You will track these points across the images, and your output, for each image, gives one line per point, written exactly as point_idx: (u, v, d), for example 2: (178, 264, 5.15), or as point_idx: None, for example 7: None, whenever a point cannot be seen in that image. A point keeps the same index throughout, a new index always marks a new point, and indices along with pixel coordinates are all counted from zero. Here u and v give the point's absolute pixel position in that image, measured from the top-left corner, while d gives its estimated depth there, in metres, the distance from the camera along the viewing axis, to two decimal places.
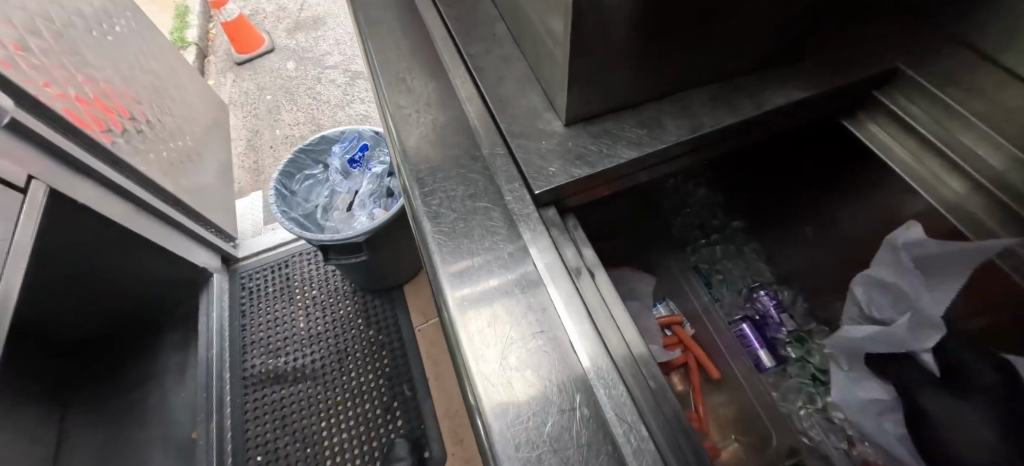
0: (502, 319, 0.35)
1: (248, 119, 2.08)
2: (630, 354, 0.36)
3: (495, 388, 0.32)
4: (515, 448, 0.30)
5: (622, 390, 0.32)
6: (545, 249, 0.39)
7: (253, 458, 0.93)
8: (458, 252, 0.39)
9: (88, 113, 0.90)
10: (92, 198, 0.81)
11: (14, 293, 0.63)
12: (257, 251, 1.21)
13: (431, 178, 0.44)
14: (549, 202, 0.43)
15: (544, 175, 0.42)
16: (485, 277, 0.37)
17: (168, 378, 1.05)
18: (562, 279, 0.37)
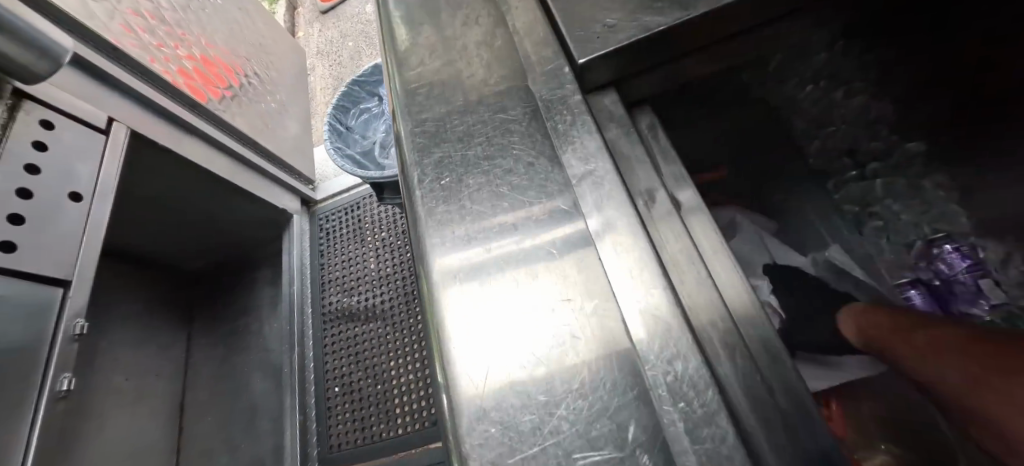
0: (493, 288, 0.35)
1: (333, 67, 2.11)
2: (717, 299, 0.33)
3: (476, 377, 0.33)
4: (485, 434, 0.31)
5: (699, 363, 0.29)
6: (614, 189, 0.37)
7: (332, 388, 0.98)
8: (443, 234, 0.39)
9: (185, 77, 0.93)
10: (185, 147, 0.88)
11: (101, 225, 0.68)
12: (334, 192, 1.23)
13: (437, 144, 0.44)
14: (609, 84, 0.44)
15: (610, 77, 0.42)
16: (487, 241, 0.37)
17: (262, 310, 1.15)
18: (632, 218, 0.35)
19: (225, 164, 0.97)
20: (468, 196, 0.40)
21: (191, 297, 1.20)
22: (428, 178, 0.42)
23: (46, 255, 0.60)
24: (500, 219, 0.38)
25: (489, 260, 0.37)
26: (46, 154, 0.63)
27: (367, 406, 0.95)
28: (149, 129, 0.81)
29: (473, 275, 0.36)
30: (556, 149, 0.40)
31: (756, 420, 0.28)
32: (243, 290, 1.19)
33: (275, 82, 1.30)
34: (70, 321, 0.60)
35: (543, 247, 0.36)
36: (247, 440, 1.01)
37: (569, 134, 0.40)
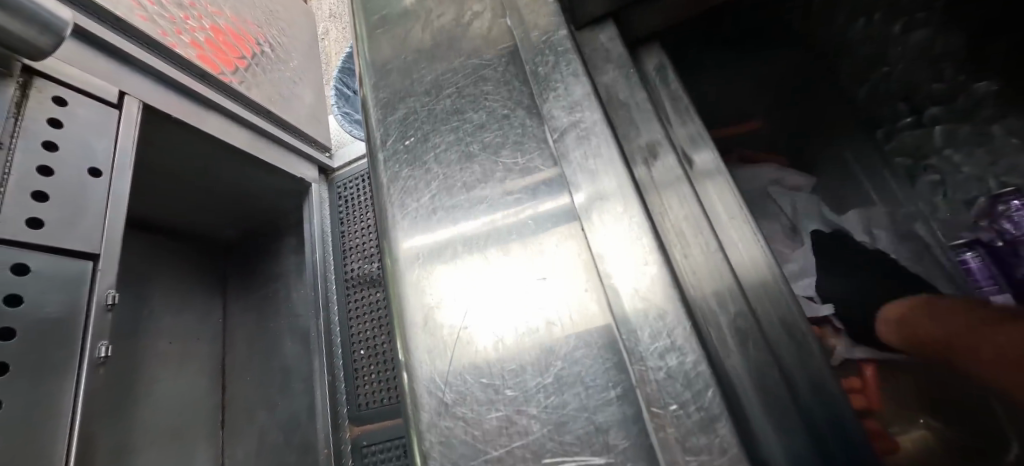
0: (448, 259, 0.49)
1: (346, 30, 2.04)
2: (678, 234, 0.44)
3: (432, 351, 0.46)
4: (434, 376, 0.45)
5: (671, 307, 0.38)
6: (605, 149, 0.45)
7: (358, 351, 1.01)
8: (412, 230, 0.51)
9: (194, 46, 0.92)
10: (217, 128, 0.91)
11: (124, 199, 0.70)
12: (351, 159, 1.21)
13: (414, 130, 0.57)
14: (603, 17, 0.54)
15: (602, 51, 0.53)
16: (450, 224, 0.50)
17: (289, 277, 1.18)
18: (621, 175, 0.44)
19: (244, 136, 0.98)
20: (427, 152, 0.55)
21: (224, 266, 1.25)
22: (396, 143, 0.57)
23: (74, 229, 0.61)
24: (473, 202, 0.51)
25: (449, 242, 0.49)
26: (63, 131, 0.64)
27: (391, 368, 0.97)
28: (192, 117, 0.86)
29: (432, 259, 0.49)
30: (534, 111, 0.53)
31: (754, 392, 0.37)
32: (269, 258, 1.23)
33: (286, 48, 1.26)
34: (104, 290, 0.63)
35: (513, 224, 0.48)
36: (283, 399, 1.07)
37: (553, 78, 0.51)
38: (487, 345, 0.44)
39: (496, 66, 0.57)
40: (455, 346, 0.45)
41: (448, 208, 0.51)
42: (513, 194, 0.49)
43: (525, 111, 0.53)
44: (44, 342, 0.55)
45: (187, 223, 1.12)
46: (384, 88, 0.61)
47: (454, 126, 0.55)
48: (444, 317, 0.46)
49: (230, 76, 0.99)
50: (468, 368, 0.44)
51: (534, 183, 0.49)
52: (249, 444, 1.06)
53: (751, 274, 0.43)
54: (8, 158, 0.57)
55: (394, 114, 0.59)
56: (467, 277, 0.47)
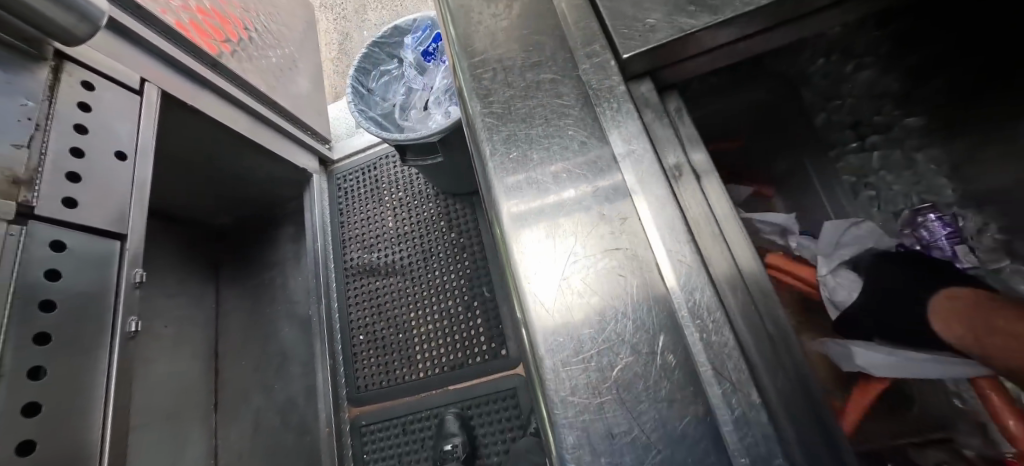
0: (564, 226, 0.32)
1: (338, 22, 1.96)
2: (723, 265, 0.30)
3: (563, 339, 0.29)
4: (571, 388, 0.28)
5: (724, 339, 0.27)
6: (642, 152, 0.32)
7: (357, 336, 1.06)
8: (517, 173, 0.34)
9: (190, 22, 0.90)
10: (213, 109, 0.91)
11: (147, 183, 0.72)
12: (351, 152, 1.26)
13: (491, 76, 0.38)
14: (642, 74, 0.36)
15: (641, 32, 0.34)
16: (549, 186, 0.33)
17: (287, 264, 1.21)
18: (654, 179, 0.31)
19: (243, 120, 0.99)
20: (526, 110, 0.36)
21: (217, 252, 1.25)
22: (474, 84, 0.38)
23: (103, 210, 0.64)
24: (593, 151, 0.33)
25: (561, 198, 0.32)
26: (91, 115, 0.67)
27: (391, 352, 1.02)
28: (192, 97, 0.87)
29: (546, 216, 0.32)
30: (581, 80, 0.36)
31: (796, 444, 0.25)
32: (267, 246, 1.25)
33: (285, 37, 1.27)
34: (130, 270, 0.66)
35: (587, 193, 0.32)
36: (280, 382, 1.11)
37: (613, 116, 0.34)
38: (595, 290, 0.30)
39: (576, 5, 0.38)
40: (568, 300, 0.30)
41: (573, 171, 0.33)
42: (569, 160, 0.34)
43: (598, 137, 0.34)
44: (74, 317, 0.58)
45: (183, 207, 1.11)
46: (487, 104, 0.37)
47: (555, 66, 0.37)
48: (557, 296, 0.30)
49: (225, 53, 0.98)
50: (580, 324, 0.29)
51: (591, 161, 0.33)
52: (243, 427, 1.08)
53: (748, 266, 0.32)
54: (45, 138, 0.60)
55: (511, 142, 0.35)
56: (579, 248, 0.31)
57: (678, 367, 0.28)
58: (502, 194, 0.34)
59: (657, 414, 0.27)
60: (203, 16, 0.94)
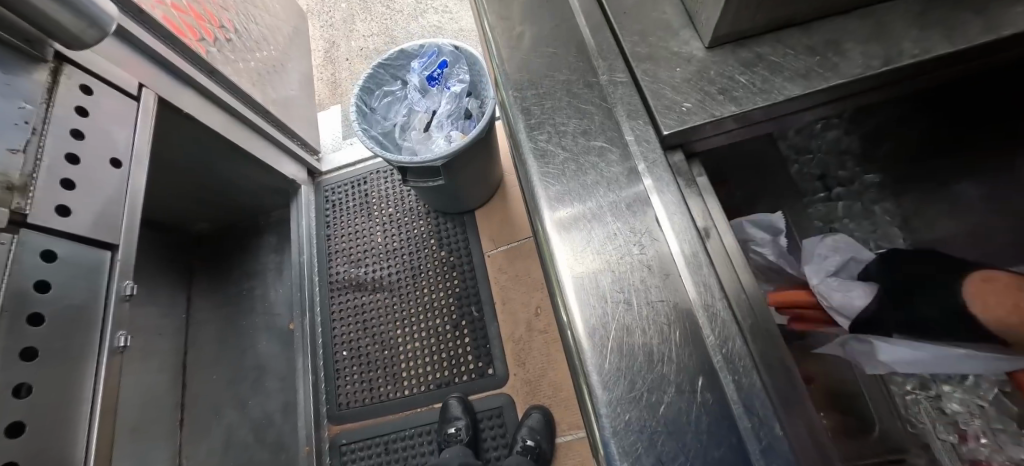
0: (612, 262, 0.25)
1: (323, 28, 1.88)
2: (753, 314, 0.25)
3: (615, 379, 0.23)
4: (626, 421, 0.22)
5: (756, 379, 0.22)
6: (666, 188, 0.27)
7: (340, 352, 1.05)
8: (567, 192, 0.28)
9: (183, 21, 0.85)
10: (196, 108, 0.85)
11: (141, 192, 0.71)
12: (340, 165, 1.25)
13: (538, 107, 0.30)
14: (677, 143, 0.29)
15: (676, 113, 0.28)
16: (592, 217, 0.27)
17: (269, 274, 1.19)
18: (684, 225, 0.26)
19: (221, 119, 0.92)
20: (566, 137, 0.29)
21: (192, 259, 1.21)
22: (510, 100, 0.31)
23: (95, 220, 0.63)
24: (638, 183, 0.27)
25: (608, 227, 0.26)
26: (88, 120, 0.65)
27: (375, 368, 1.02)
28: (173, 95, 0.81)
29: (589, 243, 0.26)
30: (610, 109, 0.29)
31: None
32: (246, 255, 1.22)
33: (278, 43, 1.25)
34: (120, 282, 0.64)
35: (632, 227, 0.26)
36: (255, 397, 1.08)
37: (656, 152, 0.28)
38: (642, 326, 0.24)
39: (612, 35, 0.32)
40: (619, 344, 0.24)
41: (635, 203, 0.27)
42: (601, 185, 0.27)
43: (624, 164, 0.28)
44: (61, 330, 0.56)
45: (162, 212, 1.07)
46: (534, 139, 0.29)
47: (587, 95, 0.30)
48: (610, 328, 0.24)
49: (210, 46, 0.92)
50: (627, 351, 0.24)
51: (623, 186, 0.27)
52: (213, 445, 1.04)
53: (764, 307, 0.26)
54: (41, 143, 0.58)
55: (568, 190, 0.28)
56: (636, 287, 0.25)
57: (715, 405, 0.22)
58: (553, 227, 0.27)
59: (698, 440, 0.22)
60: (196, 10, 0.89)
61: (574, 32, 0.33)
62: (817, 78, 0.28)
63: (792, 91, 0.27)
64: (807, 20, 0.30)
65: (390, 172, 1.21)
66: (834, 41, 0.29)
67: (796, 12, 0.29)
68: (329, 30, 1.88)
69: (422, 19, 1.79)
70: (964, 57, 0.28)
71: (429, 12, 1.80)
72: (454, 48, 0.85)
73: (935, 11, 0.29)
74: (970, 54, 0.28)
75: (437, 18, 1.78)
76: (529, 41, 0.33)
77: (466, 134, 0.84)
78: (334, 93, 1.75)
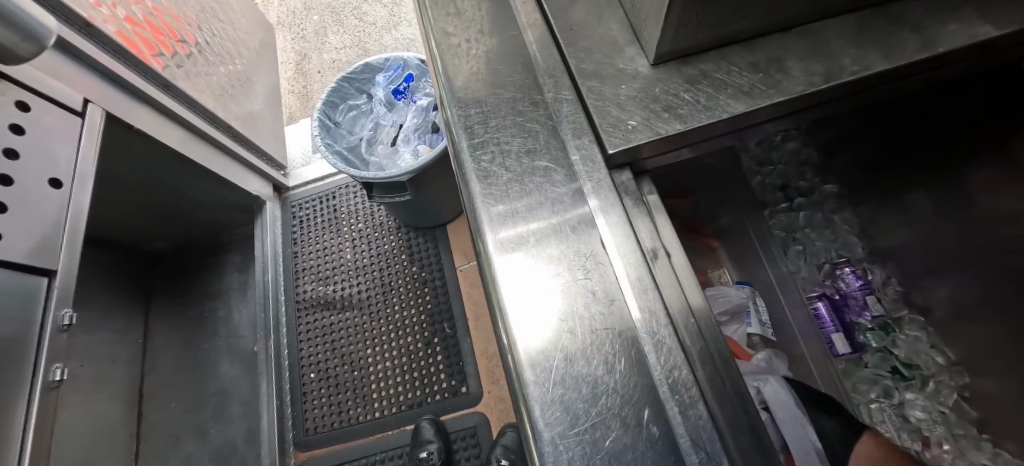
0: (556, 290, 0.24)
1: (294, 41, 1.84)
2: (702, 338, 0.24)
3: (557, 412, 0.22)
4: (569, 459, 0.21)
5: (702, 409, 0.21)
6: (612, 209, 0.26)
7: (307, 374, 1.01)
8: (510, 214, 0.26)
9: (138, 35, 0.82)
10: (148, 123, 0.81)
11: (83, 213, 0.67)
12: (308, 180, 1.22)
13: (482, 126, 0.29)
14: (625, 162, 0.28)
15: (621, 130, 0.27)
16: (536, 243, 0.26)
17: (233, 295, 1.14)
18: (629, 248, 0.25)
19: (177, 133, 0.88)
20: (511, 158, 0.28)
21: (151, 280, 1.15)
22: (453, 120, 0.30)
23: (32, 243, 0.59)
24: (580, 206, 0.26)
25: (551, 251, 0.25)
26: (25, 137, 0.61)
27: (344, 391, 0.98)
28: (122, 109, 0.76)
29: (534, 269, 0.25)
30: (556, 128, 0.29)
31: None
32: (209, 274, 1.17)
33: (242, 55, 1.21)
34: (58, 311, 0.60)
35: (577, 252, 0.25)
36: (216, 425, 1.02)
37: (601, 174, 0.27)
38: (587, 356, 0.23)
39: (558, 55, 0.31)
40: (562, 375, 0.23)
41: (581, 226, 0.26)
42: (546, 208, 0.26)
43: (570, 186, 0.27)
44: None
45: (118, 232, 1.02)
46: (477, 160, 0.28)
47: (533, 114, 0.29)
48: (553, 360, 0.23)
49: (169, 60, 0.88)
50: (570, 383, 0.22)
51: (565, 209, 0.26)
52: None
53: (714, 329, 0.25)
54: None
55: (512, 212, 0.27)
56: (580, 313, 0.24)
57: (663, 441, 0.21)
58: (497, 252, 0.26)
59: None
60: (153, 23, 0.87)
61: (522, 48, 0.32)
62: (760, 95, 0.27)
63: (736, 108, 0.27)
64: (750, 37, 0.29)
65: (359, 186, 1.18)
66: (776, 58, 0.29)
67: (737, 30, 0.28)
68: (300, 41, 1.84)
69: (396, 32, 1.78)
70: (898, 75, 0.29)
71: (403, 25, 1.80)
72: (420, 62, 0.84)
73: (870, 29, 0.29)
74: (904, 71, 0.28)
75: (411, 31, 1.78)
76: (477, 56, 0.33)
77: (432, 148, 0.82)
78: (305, 106, 1.71)
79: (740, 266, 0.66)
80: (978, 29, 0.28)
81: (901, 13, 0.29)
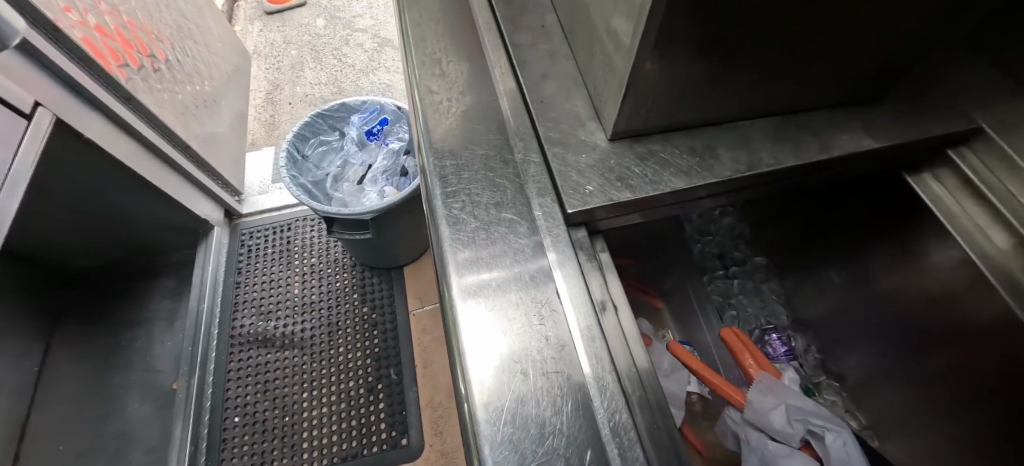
0: (512, 334, 0.26)
1: (268, 71, 1.85)
2: (642, 387, 0.26)
3: (506, 452, 0.23)
4: None
5: (638, 453, 0.23)
6: (568, 262, 0.29)
7: (230, 418, 0.92)
8: (475, 260, 0.29)
9: (107, 46, 0.81)
10: (100, 134, 0.77)
11: (5, 219, 0.61)
12: (264, 209, 1.18)
13: (455, 176, 0.32)
14: (581, 221, 0.31)
15: (578, 193, 0.31)
16: (497, 288, 0.28)
17: (158, 324, 1.05)
18: (580, 299, 0.27)
19: (130, 147, 0.84)
20: (481, 209, 0.31)
21: (62, 301, 1.04)
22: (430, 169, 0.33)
23: None
24: (540, 258, 0.29)
25: (511, 296, 0.27)
26: None
27: (270, 439, 0.90)
28: (75, 118, 0.73)
29: (495, 314, 0.27)
30: (523, 185, 0.32)
31: None
32: (134, 300, 1.07)
33: (212, 78, 1.20)
34: None
35: (535, 299, 0.27)
36: None
37: (562, 230, 0.30)
38: (537, 397, 0.24)
39: (530, 121, 0.35)
40: (512, 415, 0.24)
41: (539, 275, 0.28)
42: (509, 257, 0.29)
43: (532, 239, 0.29)
44: None
45: (35, 245, 0.93)
46: (449, 206, 0.30)
47: (502, 170, 0.32)
48: (506, 400, 0.24)
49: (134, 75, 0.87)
50: (519, 423, 0.24)
51: (525, 260, 0.29)
52: None
53: (653, 379, 0.28)
54: None
55: (477, 258, 0.29)
56: (534, 356, 0.25)
57: None
58: (461, 294, 0.27)
59: None
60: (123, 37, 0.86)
61: (497, 112, 0.36)
62: (696, 175, 0.32)
63: (677, 184, 0.32)
64: (690, 127, 0.35)
65: (317, 221, 1.16)
66: (710, 146, 0.34)
67: (678, 120, 0.34)
68: (274, 72, 1.86)
69: (373, 76, 1.84)
70: (805, 170, 0.35)
71: (380, 70, 1.86)
72: (396, 108, 0.87)
73: (783, 131, 0.35)
74: (809, 168, 0.34)
75: (388, 77, 1.84)
76: (456, 114, 0.36)
77: (399, 191, 0.84)
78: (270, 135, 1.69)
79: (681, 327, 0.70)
80: (861, 141, 0.34)
81: (807, 122, 0.36)
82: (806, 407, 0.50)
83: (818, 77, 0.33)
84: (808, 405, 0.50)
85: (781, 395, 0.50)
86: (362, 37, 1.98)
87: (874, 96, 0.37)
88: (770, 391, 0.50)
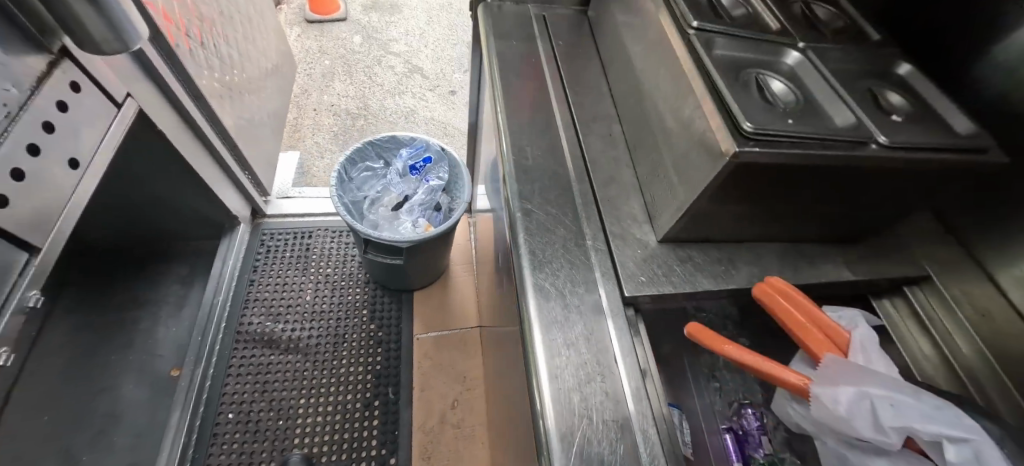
0: (585, 391, 0.34)
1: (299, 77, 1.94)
2: (673, 442, 0.35)
3: None
4: None
5: None
6: (624, 336, 0.37)
7: (225, 413, 0.94)
8: (553, 326, 0.37)
9: (187, 45, 0.87)
10: (169, 127, 0.84)
11: (84, 197, 0.67)
12: (288, 213, 1.24)
13: (541, 255, 0.41)
14: (632, 302, 0.40)
15: (635, 283, 0.40)
16: (575, 353, 0.36)
17: (165, 308, 1.07)
18: (632, 369, 0.36)
19: (189, 140, 0.91)
20: (565, 288, 0.39)
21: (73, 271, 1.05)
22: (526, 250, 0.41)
23: (30, 216, 0.58)
24: (605, 334, 0.37)
25: (585, 363, 0.35)
26: (66, 115, 0.63)
27: (261, 440, 0.92)
28: (154, 110, 0.80)
29: (573, 377, 0.35)
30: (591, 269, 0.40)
31: None
32: (144, 280, 1.09)
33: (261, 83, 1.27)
34: (26, 290, 0.57)
35: (602, 368, 0.35)
36: (91, 453, 0.90)
37: (621, 312, 0.39)
38: (599, 439, 0.32)
39: (599, 217, 0.44)
40: (583, 450, 0.32)
41: (603, 349, 0.36)
42: (583, 331, 0.37)
43: (597, 315, 0.38)
44: None
45: None
46: (537, 279, 0.39)
47: (576, 254, 0.41)
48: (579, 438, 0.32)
49: (205, 75, 0.94)
50: (587, 457, 0.31)
51: (594, 332, 0.37)
52: None
53: (676, 435, 0.36)
54: (10, 126, 0.55)
55: (557, 327, 0.37)
56: (601, 415, 0.33)
57: None
58: (544, 353, 0.35)
59: None
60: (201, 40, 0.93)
61: (570, 200, 0.45)
62: (722, 281, 0.42)
63: (708, 285, 0.41)
64: (720, 239, 0.45)
65: (337, 233, 1.21)
66: (732, 258, 0.44)
67: (713, 234, 0.43)
68: (305, 78, 1.95)
69: (399, 99, 1.95)
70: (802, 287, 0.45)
71: (406, 95, 1.97)
72: (441, 150, 0.96)
73: (788, 254, 0.46)
74: (804, 286, 0.44)
75: (413, 102, 1.96)
76: (541, 198, 0.45)
77: (431, 229, 0.93)
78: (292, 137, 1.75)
79: (670, 390, 0.78)
80: (843, 273, 0.45)
81: (805, 249, 0.46)
82: (925, 412, 0.35)
83: (818, 220, 0.44)
84: (931, 412, 0.35)
85: (858, 383, 0.38)
86: (394, 60, 2.09)
87: (857, 237, 0.48)
88: (834, 380, 0.39)
